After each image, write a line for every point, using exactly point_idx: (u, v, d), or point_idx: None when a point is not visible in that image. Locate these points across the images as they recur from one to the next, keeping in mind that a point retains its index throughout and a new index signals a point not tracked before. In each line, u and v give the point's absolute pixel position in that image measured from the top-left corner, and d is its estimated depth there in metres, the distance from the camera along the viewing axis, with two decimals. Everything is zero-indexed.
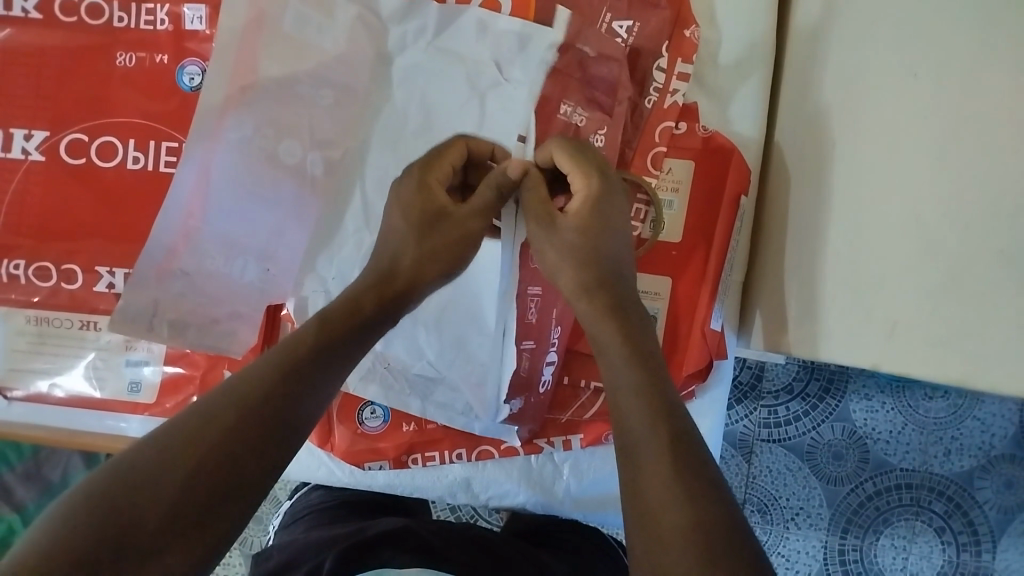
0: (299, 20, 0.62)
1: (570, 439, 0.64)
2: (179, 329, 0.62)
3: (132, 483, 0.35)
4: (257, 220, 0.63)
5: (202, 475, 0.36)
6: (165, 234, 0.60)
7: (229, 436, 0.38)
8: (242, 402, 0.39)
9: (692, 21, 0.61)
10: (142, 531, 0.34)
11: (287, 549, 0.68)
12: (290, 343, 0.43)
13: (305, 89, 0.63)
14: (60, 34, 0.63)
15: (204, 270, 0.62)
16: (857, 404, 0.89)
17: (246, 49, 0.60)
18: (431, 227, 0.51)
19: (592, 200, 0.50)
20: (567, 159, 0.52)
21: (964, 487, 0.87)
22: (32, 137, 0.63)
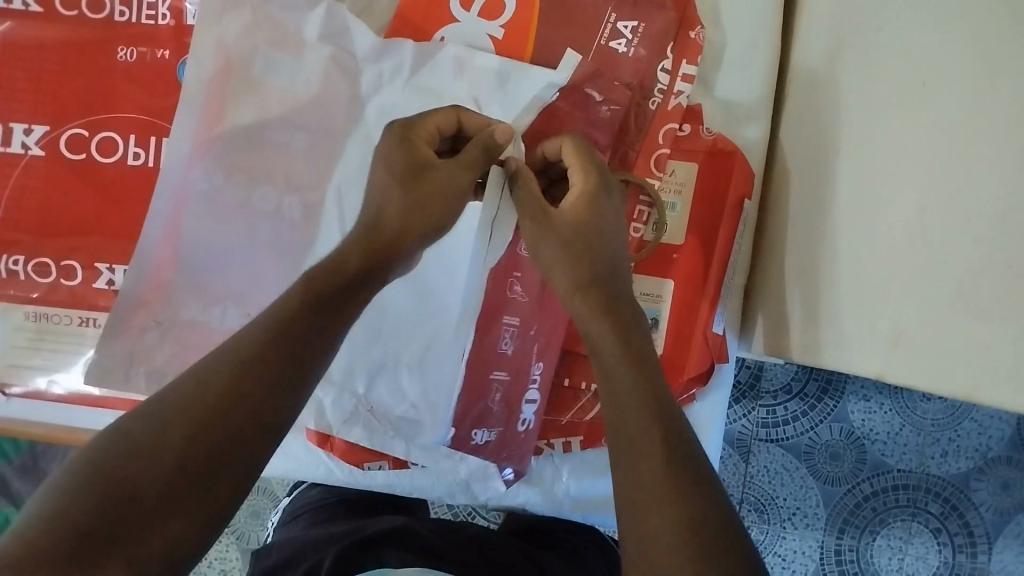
0: (270, 64, 0.62)
1: (570, 441, 0.63)
2: (155, 380, 0.61)
3: (131, 451, 0.36)
4: (236, 264, 0.62)
5: (200, 445, 0.37)
6: (136, 287, 0.60)
7: (225, 404, 0.38)
8: (240, 372, 0.39)
9: (697, 21, 0.61)
10: (142, 497, 0.35)
11: (285, 546, 0.68)
12: (284, 306, 0.43)
13: (278, 134, 0.62)
14: (61, 28, 0.62)
15: (180, 319, 0.62)
16: (855, 405, 0.89)
17: (213, 98, 0.61)
18: (417, 175, 0.49)
19: (589, 196, 0.50)
20: (572, 154, 0.52)
21: (960, 488, 0.88)
22: (32, 132, 0.62)
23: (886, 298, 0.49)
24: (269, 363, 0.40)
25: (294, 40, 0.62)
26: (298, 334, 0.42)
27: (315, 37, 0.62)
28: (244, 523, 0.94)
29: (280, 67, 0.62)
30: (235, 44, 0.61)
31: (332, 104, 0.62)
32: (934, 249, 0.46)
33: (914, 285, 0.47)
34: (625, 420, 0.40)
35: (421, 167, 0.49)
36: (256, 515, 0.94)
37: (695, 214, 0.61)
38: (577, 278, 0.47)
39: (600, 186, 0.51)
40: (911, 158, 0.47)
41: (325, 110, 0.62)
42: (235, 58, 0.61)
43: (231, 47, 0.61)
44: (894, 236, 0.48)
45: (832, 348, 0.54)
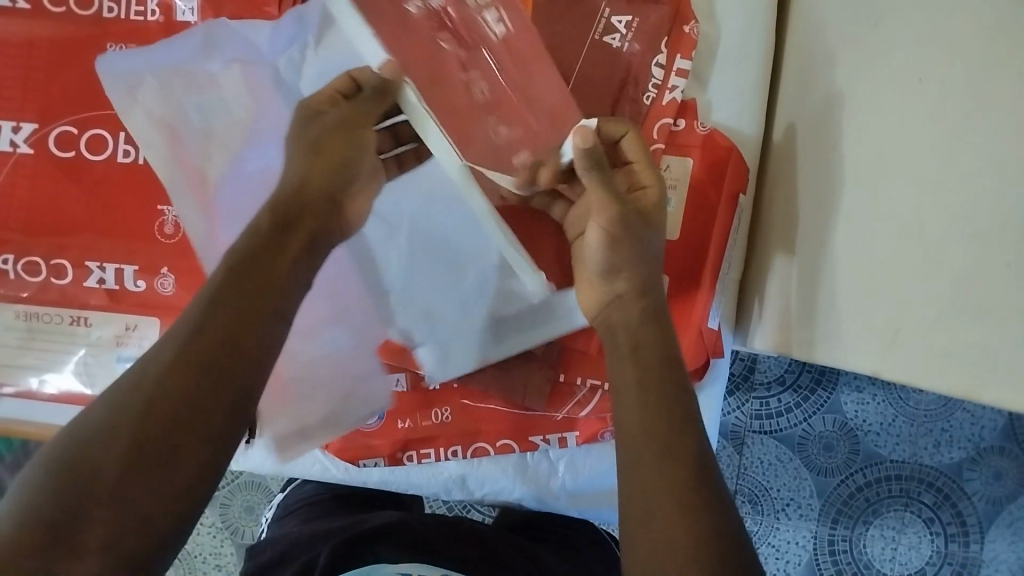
0: (206, 109, 0.60)
1: (565, 437, 0.63)
2: (332, 421, 0.62)
3: (87, 436, 0.37)
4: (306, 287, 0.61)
5: (155, 417, 0.38)
6: None
7: (175, 374, 0.39)
8: (179, 344, 0.40)
9: (691, 16, 0.60)
10: (105, 479, 0.36)
11: (281, 542, 0.68)
12: (224, 269, 0.43)
13: (255, 161, 0.60)
14: (49, 25, 0.62)
15: (313, 361, 0.62)
16: (848, 396, 0.89)
17: (183, 159, 0.60)
18: (309, 125, 0.51)
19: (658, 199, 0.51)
20: (636, 148, 0.51)
21: (952, 479, 0.88)
22: (20, 129, 0.62)
23: (883, 295, 0.49)
24: (213, 325, 0.40)
25: (208, 82, 0.60)
26: (240, 295, 0.42)
27: (223, 59, 0.60)
28: (238, 517, 0.94)
29: (204, 105, 0.60)
30: (170, 105, 0.60)
31: (272, 108, 0.60)
32: (934, 247, 0.45)
33: (915, 286, 0.47)
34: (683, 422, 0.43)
35: (314, 112, 0.51)
36: (250, 509, 0.94)
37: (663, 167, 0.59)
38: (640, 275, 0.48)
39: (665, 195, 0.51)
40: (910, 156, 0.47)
41: (270, 109, 0.60)
42: (177, 120, 0.60)
43: (163, 109, 0.60)
44: (892, 233, 0.49)
45: (832, 345, 0.54)
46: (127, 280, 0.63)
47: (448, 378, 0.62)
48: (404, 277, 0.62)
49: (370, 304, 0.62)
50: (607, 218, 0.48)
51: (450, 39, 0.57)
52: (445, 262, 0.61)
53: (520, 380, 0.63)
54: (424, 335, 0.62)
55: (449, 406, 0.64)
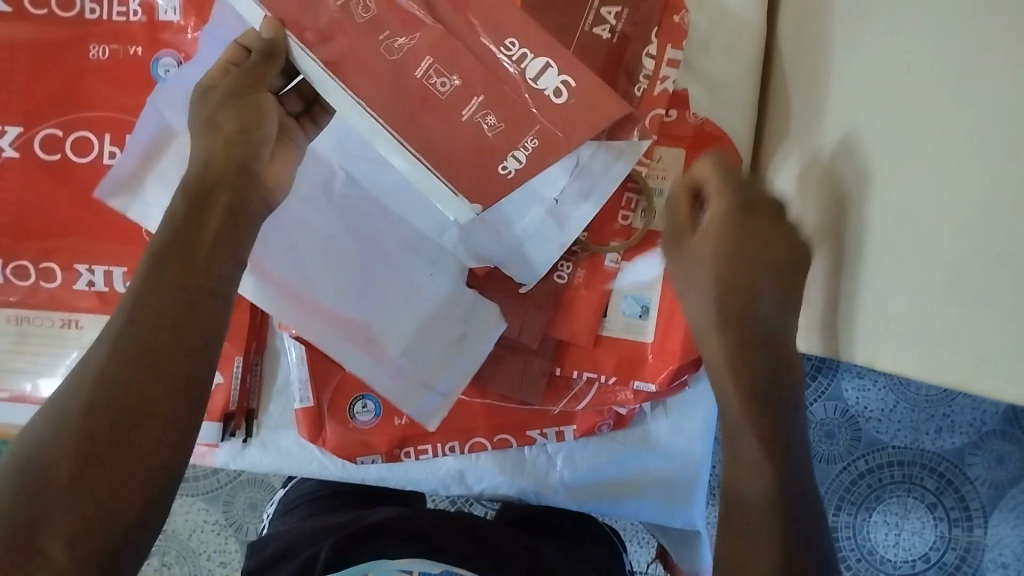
0: None
1: (563, 430, 0.62)
2: (449, 367, 0.60)
3: (36, 438, 0.38)
4: (358, 269, 0.61)
5: (98, 405, 0.39)
6: (362, 365, 0.59)
7: (115, 367, 0.40)
8: (119, 340, 0.41)
9: (681, 6, 0.59)
10: (60, 476, 0.37)
11: (282, 539, 0.67)
12: (154, 262, 0.44)
13: None
14: (30, 27, 0.61)
15: (403, 323, 0.61)
16: (849, 382, 0.88)
17: None
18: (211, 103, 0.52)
19: (723, 219, 0.50)
20: (711, 178, 0.52)
21: (955, 463, 0.87)
22: (5, 134, 0.61)
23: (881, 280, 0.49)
24: (149, 317, 0.42)
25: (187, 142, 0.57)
26: (167, 285, 0.43)
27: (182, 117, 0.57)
28: (240, 516, 0.94)
29: None
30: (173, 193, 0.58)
31: None
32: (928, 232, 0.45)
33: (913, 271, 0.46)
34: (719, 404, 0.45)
35: (205, 90, 0.53)
36: (253, 507, 0.94)
37: (604, 94, 0.55)
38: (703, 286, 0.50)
39: (736, 205, 0.50)
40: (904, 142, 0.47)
41: None
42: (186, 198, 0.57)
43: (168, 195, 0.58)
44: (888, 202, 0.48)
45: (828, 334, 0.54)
46: (117, 282, 0.62)
47: (540, 275, 0.59)
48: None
49: (433, 244, 0.61)
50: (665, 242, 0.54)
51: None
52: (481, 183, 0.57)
53: (516, 373, 0.62)
54: (500, 254, 0.59)
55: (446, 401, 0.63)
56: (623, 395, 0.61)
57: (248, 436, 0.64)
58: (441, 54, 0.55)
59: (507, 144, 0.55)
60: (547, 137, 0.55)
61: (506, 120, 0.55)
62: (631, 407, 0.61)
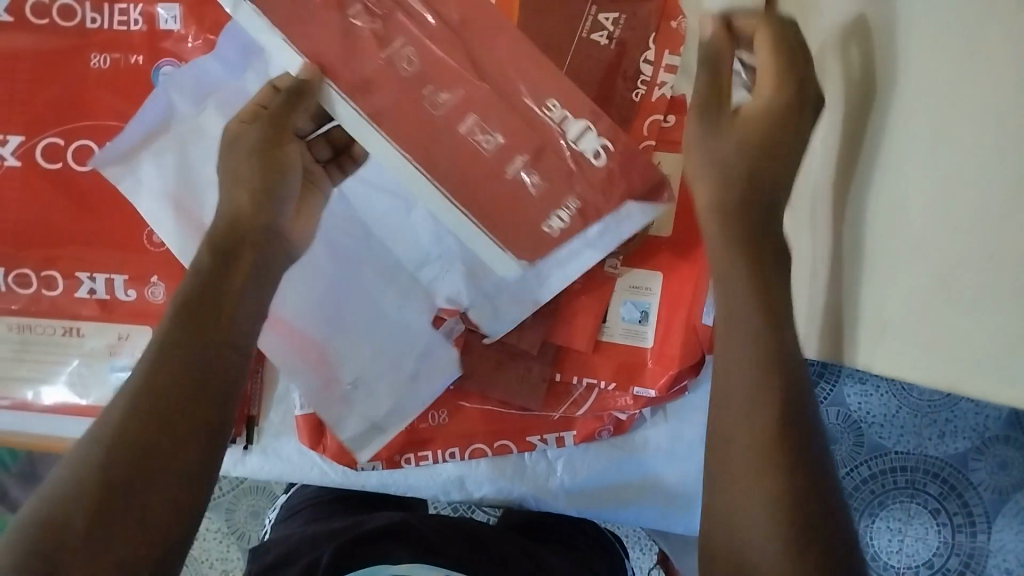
0: (197, 155, 0.59)
1: (563, 436, 0.63)
2: (393, 407, 0.62)
3: (53, 495, 0.38)
4: (334, 310, 0.62)
5: (117, 464, 0.39)
6: (312, 395, 0.61)
7: (134, 422, 0.40)
8: (138, 393, 0.41)
9: (678, 12, 0.60)
10: (72, 536, 0.37)
11: (284, 543, 0.67)
12: (176, 310, 0.43)
13: None
14: (31, 36, 0.61)
15: (370, 356, 0.62)
16: (852, 388, 0.88)
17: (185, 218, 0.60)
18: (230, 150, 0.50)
19: (769, 109, 0.45)
20: (769, 53, 0.46)
21: (958, 469, 0.87)
22: (7, 143, 0.62)
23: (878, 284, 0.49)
24: (171, 370, 0.41)
25: (196, 131, 0.59)
26: (190, 334, 0.42)
27: (195, 105, 0.58)
28: (243, 523, 0.94)
29: (202, 156, 0.59)
30: (174, 178, 0.60)
31: None
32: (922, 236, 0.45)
33: (907, 276, 0.46)
34: (730, 407, 0.41)
35: (235, 134, 0.51)
36: (256, 515, 0.94)
37: (637, 159, 0.55)
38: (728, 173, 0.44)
39: (789, 101, 0.45)
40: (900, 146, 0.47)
41: None
42: (186, 183, 0.60)
43: (167, 182, 0.60)
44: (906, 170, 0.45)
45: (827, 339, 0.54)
46: (118, 290, 0.62)
47: (508, 328, 0.60)
48: (436, 241, 0.61)
49: (408, 274, 0.62)
50: (699, 96, 0.47)
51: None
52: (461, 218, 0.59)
53: (514, 380, 0.62)
54: (472, 297, 0.61)
55: (446, 408, 0.63)
56: (622, 401, 0.62)
57: (249, 442, 0.64)
58: (484, 109, 0.54)
59: (544, 203, 0.55)
60: (586, 201, 0.55)
61: (548, 180, 0.55)
62: (630, 413, 0.62)
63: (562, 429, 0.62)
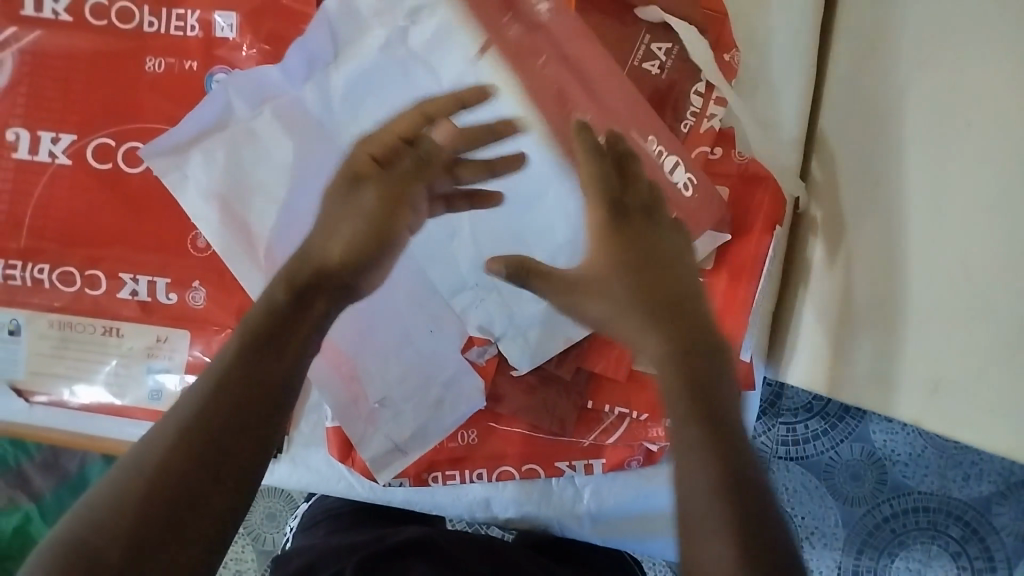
0: (248, 156, 0.60)
1: (592, 463, 0.62)
2: (418, 435, 0.62)
3: (93, 520, 0.39)
4: (362, 335, 0.62)
5: (155, 502, 0.39)
6: (349, 424, 0.61)
7: (180, 455, 0.40)
8: (185, 426, 0.41)
9: (731, 45, 0.60)
10: (104, 564, 0.38)
11: (307, 554, 0.67)
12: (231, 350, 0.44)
13: (299, 201, 0.60)
14: (89, 37, 0.62)
15: (404, 388, 0.62)
16: (878, 425, 0.87)
17: (233, 220, 0.60)
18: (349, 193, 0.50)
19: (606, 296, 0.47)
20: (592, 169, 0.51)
21: (981, 513, 0.86)
22: (60, 141, 0.62)
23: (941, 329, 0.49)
24: (222, 406, 0.42)
25: (247, 133, 0.60)
26: (244, 370, 0.43)
27: (252, 107, 0.60)
28: (259, 525, 0.94)
29: (253, 158, 0.60)
30: (220, 178, 0.60)
31: (314, 151, 0.60)
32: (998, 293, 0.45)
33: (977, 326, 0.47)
34: None
35: (353, 185, 0.50)
36: (271, 516, 0.94)
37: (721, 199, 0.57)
38: (620, 307, 0.46)
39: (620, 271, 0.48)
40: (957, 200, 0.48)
41: (310, 151, 0.60)
42: (230, 181, 0.60)
43: (214, 178, 0.60)
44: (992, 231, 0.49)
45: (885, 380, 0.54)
46: (160, 292, 0.63)
47: (533, 362, 0.61)
48: (475, 271, 0.61)
49: (441, 300, 0.62)
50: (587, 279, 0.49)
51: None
52: (513, 248, 0.60)
53: (547, 404, 0.61)
54: (504, 327, 0.61)
55: (476, 429, 0.63)
56: (654, 431, 0.61)
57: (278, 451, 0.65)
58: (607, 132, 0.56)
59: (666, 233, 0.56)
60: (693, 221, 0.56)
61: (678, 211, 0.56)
62: (662, 444, 0.61)
63: (591, 457, 0.62)
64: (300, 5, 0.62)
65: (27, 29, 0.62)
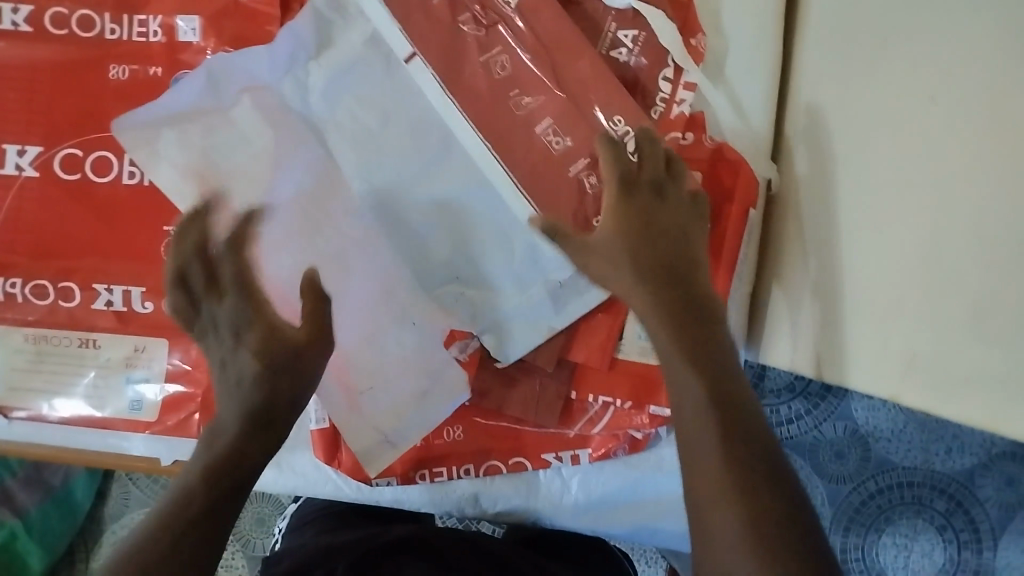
0: (226, 142, 0.59)
1: (579, 454, 0.63)
2: (412, 426, 0.61)
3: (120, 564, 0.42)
4: (344, 327, 0.60)
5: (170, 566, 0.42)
6: (341, 413, 0.60)
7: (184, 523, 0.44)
8: (191, 498, 0.45)
9: (698, 29, 0.60)
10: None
11: (297, 555, 0.65)
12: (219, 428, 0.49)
13: (281, 183, 0.59)
14: (50, 48, 0.61)
15: (394, 375, 0.61)
16: (859, 403, 0.88)
17: (214, 197, 0.58)
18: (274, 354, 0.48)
19: (624, 225, 0.51)
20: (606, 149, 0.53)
21: (965, 485, 0.87)
22: (25, 153, 0.61)
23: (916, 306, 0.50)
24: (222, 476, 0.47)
25: (223, 120, 0.59)
26: (240, 444, 0.48)
27: (234, 92, 0.59)
28: (248, 530, 0.94)
29: (230, 142, 0.59)
30: (198, 158, 0.58)
31: (291, 138, 0.60)
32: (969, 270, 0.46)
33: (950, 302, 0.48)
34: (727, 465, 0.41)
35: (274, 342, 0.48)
36: (261, 521, 0.94)
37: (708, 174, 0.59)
38: (631, 254, 0.50)
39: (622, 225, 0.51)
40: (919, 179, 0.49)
41: (286, 140, 0.60)
42: (205, 167, 0.58)
43: (189, 160, 0.58)
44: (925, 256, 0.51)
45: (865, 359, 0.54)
46: (135, 301, 0.62)
47: (520, 352, 0.61)
48: (457, 262, 0.61)
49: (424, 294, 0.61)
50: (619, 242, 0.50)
51: (472, 21, 0.60)
52: (494, 238, 0.60)
53: (534, 396, 0.62)
54: (486, 318, 0.61)
55: (462, 424, 0.63)
56: (638, 420, 0.61)
57: None
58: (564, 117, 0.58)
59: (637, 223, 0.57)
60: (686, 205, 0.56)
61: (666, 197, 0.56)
62: (646, 431, 0.62)
63: (577, 449, 0.63)
64: (264, 8, 0.61)
65: None
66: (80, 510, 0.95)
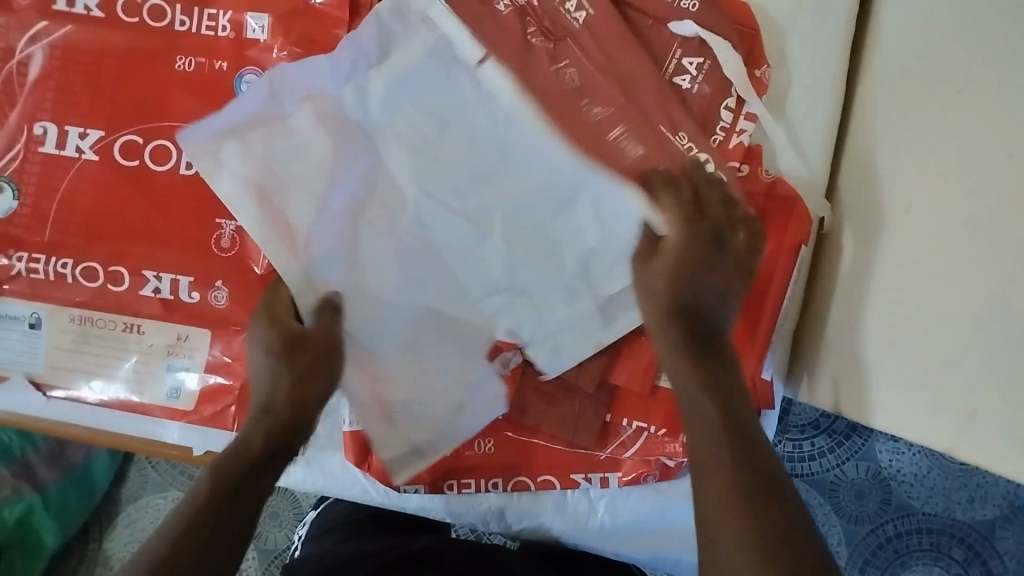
0: (282, 153, 0.59)
1: (608, 477, 0.63)
2: (438, 441, 0.61)
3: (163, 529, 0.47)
4: (385, 339, 0.61)
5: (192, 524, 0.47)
6: (374, 425, 0.61)
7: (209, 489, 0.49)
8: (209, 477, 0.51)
9: (764, 60, 0.60)
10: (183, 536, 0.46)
11: (320, 561, 0.65)
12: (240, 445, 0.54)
13: (336, 197, 0.60)
14: (118, 35, 0.62)
15: (428, 388, 0.61)
16: (883, 445, 0.87)
17: (268, 211, 0.59)
18: (297, 347, 0.57)
19: (680, 246, 0.54)
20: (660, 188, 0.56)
21: (984, 536, 0.86)
22: (87, 136, 0.62)
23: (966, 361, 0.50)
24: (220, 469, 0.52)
25: (283, 129, 0.59)
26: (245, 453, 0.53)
27: (293, 103, 0.59)
28: (261, 524, 0.94)
29: (287, 153, 0.60)
30: (254, 168, 0.59)
31: (349, 152, 0.60)
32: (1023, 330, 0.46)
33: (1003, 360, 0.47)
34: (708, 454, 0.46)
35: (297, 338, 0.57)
36: (274, 516, 0.94)
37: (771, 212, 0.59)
38: (671, 275, 0.53)
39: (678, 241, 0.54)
40: (978, 233, 0.49)
41: (345, 150, 0.60)
42: (263, 176, 0.59)
43: (248, 170, 0.59)
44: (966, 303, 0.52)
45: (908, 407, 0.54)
46: (182, 291, 0.63)
47: (567, 366, 0.60)
48: (508, 273, 0.60)
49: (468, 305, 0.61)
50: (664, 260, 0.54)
51: (539, 33, 0.60)
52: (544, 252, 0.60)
53: (572, 415, 0.62)
54: (531, 331, 0.60)
55: (494, 437, 0.63)
56: (672, 448, 0.61)
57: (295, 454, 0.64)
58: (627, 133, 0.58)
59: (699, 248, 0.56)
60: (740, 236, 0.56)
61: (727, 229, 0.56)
62: (678, 460, 0.61)
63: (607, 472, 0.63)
64: (334, 10, 0.62)
65: (57, 24, 0.62)
66: (99, 487, 0.96)
